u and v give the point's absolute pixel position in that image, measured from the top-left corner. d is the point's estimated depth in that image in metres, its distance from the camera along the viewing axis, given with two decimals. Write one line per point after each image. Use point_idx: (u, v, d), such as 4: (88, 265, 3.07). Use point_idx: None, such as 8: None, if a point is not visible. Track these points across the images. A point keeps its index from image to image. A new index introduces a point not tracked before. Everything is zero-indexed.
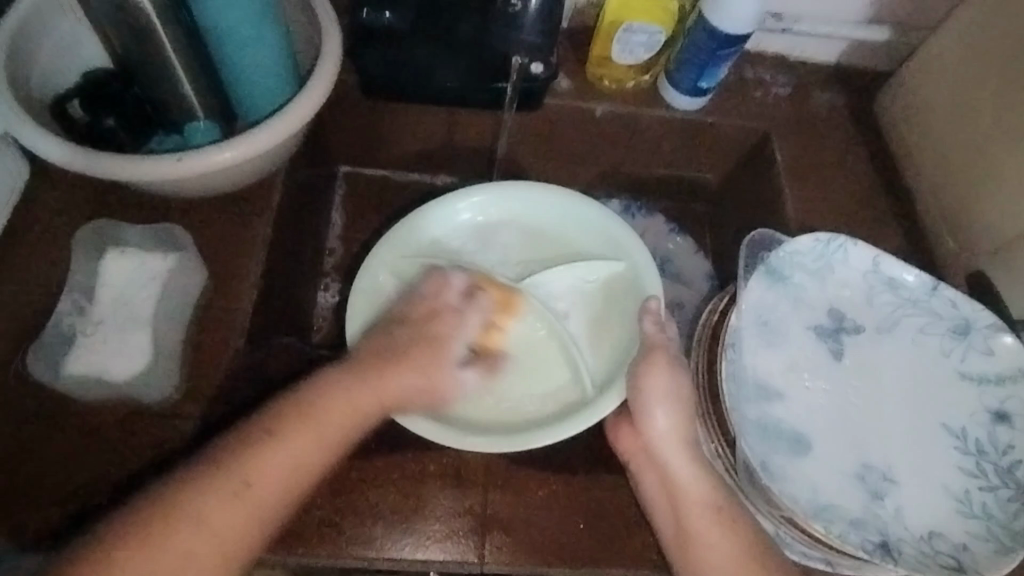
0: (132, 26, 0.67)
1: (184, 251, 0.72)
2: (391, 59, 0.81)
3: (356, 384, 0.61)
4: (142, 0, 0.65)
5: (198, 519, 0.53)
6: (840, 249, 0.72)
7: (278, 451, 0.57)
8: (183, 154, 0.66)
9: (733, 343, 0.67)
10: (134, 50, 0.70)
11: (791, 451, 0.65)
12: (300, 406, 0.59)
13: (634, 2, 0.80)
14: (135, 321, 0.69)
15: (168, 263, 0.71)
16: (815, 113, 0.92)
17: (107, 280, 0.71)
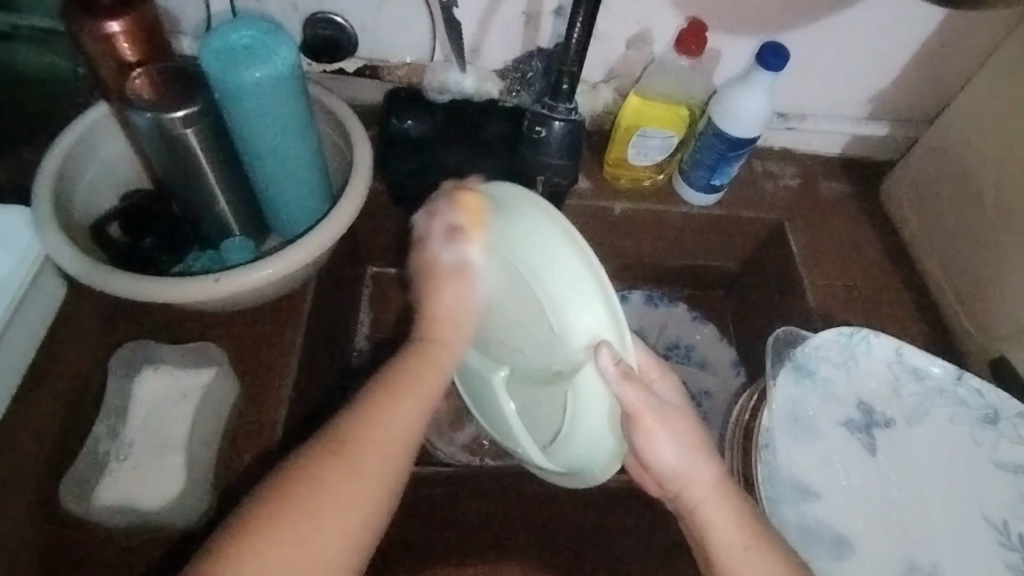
0: (176, 155, 0.71)
1: (220, 366, 0.72)
2: (418, 170, 0.85)
3: (422, 372, 0.57)
4: (187, 131, 0.68)
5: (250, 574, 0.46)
6: (863, 341, 0.73)
7: (341, 480, 0.50)
8: (222, 275, 0.68)
9: (767, 444, 0.67)
10: (176, 175, 0.73)
11: (834, 554, 0.65)
12: (368, 412, 0.54)
13: (647, 111, 0.85)
14: (166, 442, 0.68)
15: (203, 379, 0.71)
16: (825, 201, 0.96)
17: (140, 398, 0.71)
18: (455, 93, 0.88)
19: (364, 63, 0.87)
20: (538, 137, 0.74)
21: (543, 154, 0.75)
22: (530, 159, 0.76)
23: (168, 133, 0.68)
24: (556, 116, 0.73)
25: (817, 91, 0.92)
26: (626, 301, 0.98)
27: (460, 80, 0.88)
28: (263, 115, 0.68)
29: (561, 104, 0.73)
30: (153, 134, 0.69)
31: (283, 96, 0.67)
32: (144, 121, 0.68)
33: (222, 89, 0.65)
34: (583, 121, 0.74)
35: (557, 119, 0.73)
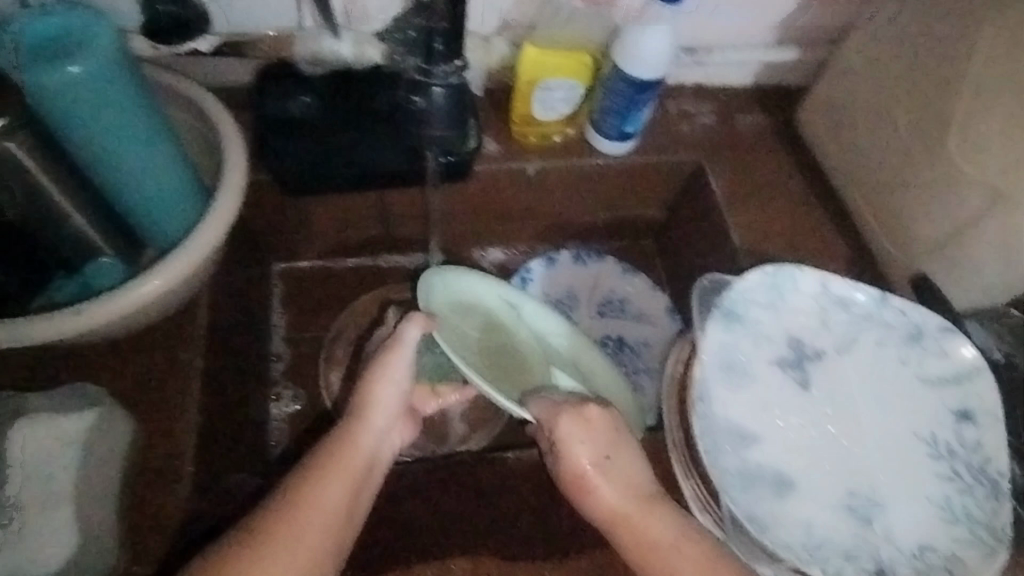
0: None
1: (105, 407, 0.64)
2: (307, 153, 0.78)
3: (356, 427, 0.65)
4: (12, 145, 0.57)
5: (310, 525, 0.55)
6: (789, 277, 0.72)
7: (350, 455, 0.62)
8: (85, 304, 0.61)
9: (702, 396, 0.66)
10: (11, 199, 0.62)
11: (777, 494, 0.65)
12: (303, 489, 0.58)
13: (546, 61, 0.80)
14: (57, 496, 0.60)
15: (86, 423, 0.63)
16: (741, 136, 0.93)
17: (13, 453, 0.62)
18: (334, 63, 0.81)
19: (222, 40, 0.78)
20: (417, 108, 0.67)
21: (427, 127, 0.68)
22: (415, 132, 0.69)
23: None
24: (434, 80, 0.65)
25: (721, 21, 0.88)
26: (553, 263, 0.95)
27: (336, 49, 0.80)
28: (98, 116, 0.60)
29: (438, 67, 0.65)
30: None
31: (116, 90, 0.60)
32: None
33: (38, 92, 0.57)
34: (464, 83, 0.67)
35: (435, 85, 0.66)
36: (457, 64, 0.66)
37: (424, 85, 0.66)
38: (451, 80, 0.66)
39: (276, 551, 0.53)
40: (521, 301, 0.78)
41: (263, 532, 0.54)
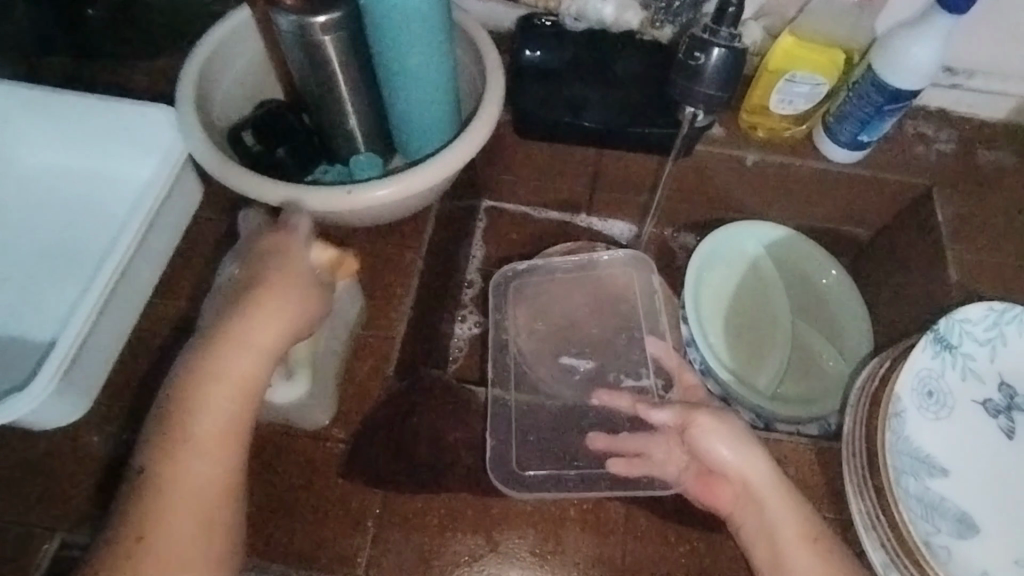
0: (313, 62, 0.74)
1: (350, 281, 0.72)
2: (547, 102, 0.84)
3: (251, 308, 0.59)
4: (326, 39, 0.71)
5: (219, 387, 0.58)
6: (1016, 320, 0.68)
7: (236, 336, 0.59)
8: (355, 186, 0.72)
9: (898, 413, 0.64)
10: (311, 83, 0.76)
11: (956, 531, 0.63)
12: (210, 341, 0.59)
13: (800, 53, 0.79)
14: None
15: (333, 292, 0.72)
16: (980, 171, 0.88)
17: None
18: (593, 21, 0.85)
19: None
20: (696, 63, 0.69)
21: (697, 82, 0.69)
22: (680, 87, 0.71)
23: (310, 41, 0.71)
24: (718, 41, 0.68)
25: (993, 44, 0.83)
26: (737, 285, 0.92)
27: (599, 8, 0.84)
28: (405, 32, 0.70)
29: (725, 29, 0.68)
30: (297, 43, 0.72)
31: (425, 15, 0.70)
32: (289, 27, 0.71)
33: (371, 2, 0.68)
34: (745, 49, 0.68)
35: (718, 44, 0.68)
36: (738, 31, 0.69)
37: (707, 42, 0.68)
38: (734, 43, 0.68)
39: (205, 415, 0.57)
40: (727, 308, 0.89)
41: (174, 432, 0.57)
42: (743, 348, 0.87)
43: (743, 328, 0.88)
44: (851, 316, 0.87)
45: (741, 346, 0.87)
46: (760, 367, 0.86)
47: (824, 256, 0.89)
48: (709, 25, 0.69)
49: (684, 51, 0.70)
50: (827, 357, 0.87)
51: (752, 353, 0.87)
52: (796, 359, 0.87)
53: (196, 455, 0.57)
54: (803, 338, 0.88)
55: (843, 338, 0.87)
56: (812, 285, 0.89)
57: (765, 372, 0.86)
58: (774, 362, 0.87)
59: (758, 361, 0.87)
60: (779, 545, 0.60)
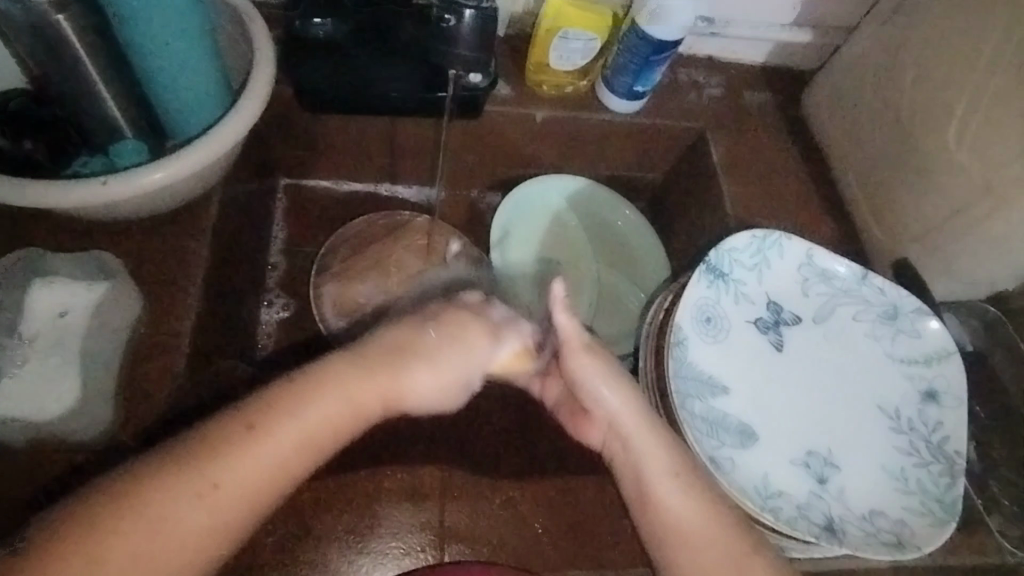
0: (44, 44, 0.64)
1: (117, 276, 0.69)
2: (328, 71, 0.81)
3: (370, 383, 0.51)
4: (60, 17, 0.62)
5: (330, 410, 0.49)
6: (776, 244, 0.75)
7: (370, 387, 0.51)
8: (110, 177, 0.64)
9: (679, 341, 0.68)
10: (48, 69, 0.67)
11: (739, 443, 0.67)
12: (345, 371, 0.50)
13: (567, 10, 0.81)
14: (68, 354, 0.67)
15: (98, 292, 0.69)
16: (746, 111, 0.96)
17: (31, 309, 0.68)
18: None
19: None
20: (448, 26, 0.78)
21: (453, 47, 0.79)
22: (439, 51, 0.79)
23: (38, 20, 0.62)
24: (468, 3, 0.77)
25: None
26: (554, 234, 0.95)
27: None
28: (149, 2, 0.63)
29: None
30: (21, 22, 0.62)
31: None
32: (5, 4, 0.61)
33: None
34: (494, 10, 0.77)
35: (466, 7, 0.77)
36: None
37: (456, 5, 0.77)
38: (483, 5, 0.77)
39: (303, 425, 0.48)
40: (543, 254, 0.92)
41: (250, 427, 0.46)
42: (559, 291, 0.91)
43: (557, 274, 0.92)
44: (650, 253, 0.94)
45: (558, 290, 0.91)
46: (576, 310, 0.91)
47: (617, 199, 0.94)
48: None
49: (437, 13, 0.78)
50: (631, 293, 0.93)
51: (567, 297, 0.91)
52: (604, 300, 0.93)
53: (205, 480, 0.44)
54: (609, 277, 0.94)
55: (643, 274, 0.94)
56: (611, 228, 0.95)
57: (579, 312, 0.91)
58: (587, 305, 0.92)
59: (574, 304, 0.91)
60: (643, 480, 0.55)
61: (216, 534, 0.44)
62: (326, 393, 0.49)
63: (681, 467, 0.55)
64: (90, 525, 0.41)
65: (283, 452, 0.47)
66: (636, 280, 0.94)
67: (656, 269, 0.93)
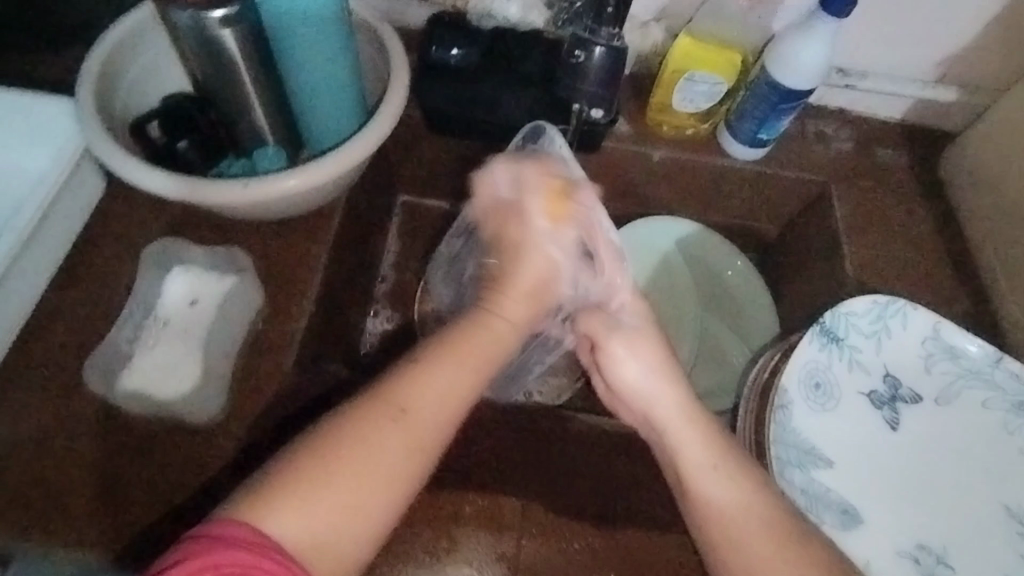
0: (212, 56, 0.70)
1: (245, 272, 0.74)
2: (458, 97, 0.84)
3: (494, 315, 0.58)
4: (225, 32, 0.68)
5: (476, 340, 0.56)
6: (899, 313, 0.70)
7: (497, 326, 0.58)
8: (250, 179, 0.69)
9: (784, 405, 0.65)
10: (212, 78, 0.73)
11: (842, 523, 0.62)
12: (479, 318, 0.58)
13: (695, 53, 0.81)
14: (193, 339, 0.71)
15: (226, 284, 0.73)
16: (877, 168, 0.91)
17: (166, 295, 0.73)
18: (500, 20, 0.86)
19: None
20: (579, 62, 0.75)
21: (583, 81, 0.75)
22: (567, 84, 0.76)
23: (207, 35, 0.68)
24: (599, 39, 0.74)
25: (883, 47, 0.86)
26: (662, 271, 0.93)
27: (505, 6, 0.86)
28: (302, 18, 0.68)
29: (604, 28, 0.74)
30: (193, 35, 0.68)
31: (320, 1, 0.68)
32: (186, 20, 0.67)
33: None
34: (625, 47, 0.74)
35: (598, 44, 0.74)
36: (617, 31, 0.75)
37: (588, 41, 0.74)
38: (617, 42, 0.74)
39: (452, 367, 0.53)
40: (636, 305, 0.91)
41: (438, 351, 0.55)
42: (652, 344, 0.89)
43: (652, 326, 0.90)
44: (756, 306, 0.91)
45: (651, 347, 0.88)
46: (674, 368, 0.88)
47: (731, 249, 0.92)
48: (586, 27, 0.75)
49: (567, 47, 0.75)
50: (736, 345, 0.90)
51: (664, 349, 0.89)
52: (706, 350, 0.90)
53: (386, 418, 0.50)
54: (710, 325, 0.91)
55: (750, 325, 0.91)
56: (720, 278, 0.93)
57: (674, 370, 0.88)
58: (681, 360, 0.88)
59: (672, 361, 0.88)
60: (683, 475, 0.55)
61: (434, 435, 0.51)
62: (472, 331, 0.56)
63: (719, 459, 0.55)
64: (299, 463, 0.47)
65: (446, 382, 0.53)
66: (741, 332, 0.91)
67: (763, 322, 0.90)
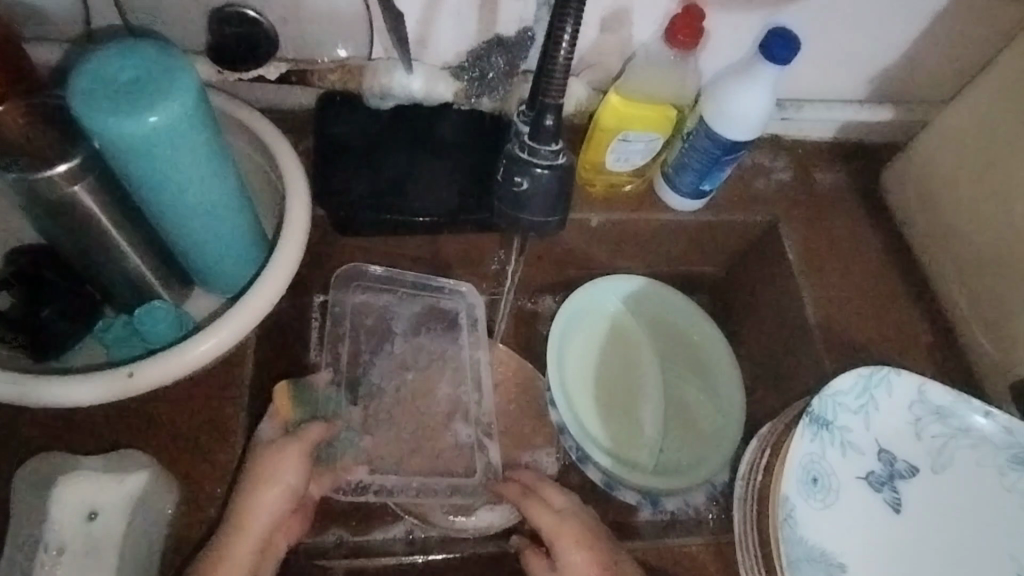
0: (54, 214, 0.58)
1: (151, 469, 0.62)
2: (363, 194, 0.72)
3: (245, 508, 0.59)
4: (75, 189, 0.56)
5: (252, 527, 0.59)
6: (884, 381, 0.64)
7: (252, 525, 0.59)
8: (137, 366, 0.58)
9: (788, 518, 0.59)
10: (70, 240, 0.61)
11: None
12: (240, 501, 0.60)
13: (627, 110, 0.73)
14: (100, 562, 0.61)
15: (131, 487, 0.62)
16: (820, 196, 0.86)
17: (56, 516, 0.61)
18: (401, 98, 0.74)
19: (288, 67, 0.71)
20: (518, 189, 0.61)
21: (523, 212, 0.62)
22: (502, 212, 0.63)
23: (49, 194, 0.56)
24: (539, 162, 0.60)
25: (813, 72, 0.81)
26: (614, 336, 0.88)
27: (405, 83, 0.73)
28: (174, 160, 0.55)
29: (544, 148, 0.60)
30: (28, 195, 0.56)
31: (194, 137, 0.54)
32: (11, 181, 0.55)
33: (119, 136, 0.52)
34: (572, 167, 0.61)
35: (539, 165, 0.60)
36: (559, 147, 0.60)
37: (525, 163, 0.60)
38: (558, 160, 0.61)
39: (236, 557, 0.58)
40: (595, 378, 0.85)
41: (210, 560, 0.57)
42: (615, 417, 0.84)
43: (614, 399, 0.85)
44: (718, 360, 0.86)
45: (614, 422, 0.83)
46: (642, 439, 0.83)
47: (697, 312, 0.87)
48: (526, 141, 0.60)
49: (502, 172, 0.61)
50: (705, 401, 0.85)
51: (629, 421, 0.84)
52: (675, 412, 0.85)
53: None
54: (678, 385, 0.86)
55: (718, 380, 0.85)
56: (684, 340, 0.88)
57: (643, 442, 0.83)
58: (649, 429, 0.84)
59: (640, 433, 0.83)
60: None
61: None
62: (256, 509, 0.60)
63: None
64: None
65: None
66: (709, 388, 0.86)
67: (732, 377, 0.84)
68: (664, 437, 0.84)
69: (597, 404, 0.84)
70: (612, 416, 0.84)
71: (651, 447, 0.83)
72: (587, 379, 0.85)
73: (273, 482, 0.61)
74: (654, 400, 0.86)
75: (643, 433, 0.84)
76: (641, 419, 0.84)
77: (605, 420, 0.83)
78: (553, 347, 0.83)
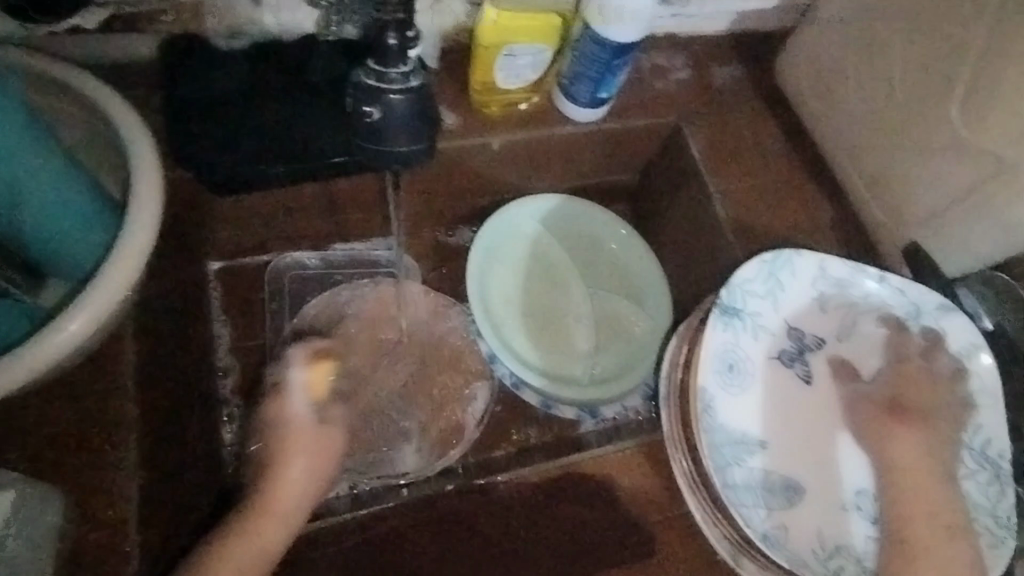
0: None
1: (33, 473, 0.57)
2: (236, 145, 0.68)
3: (278, 477, 0.63)
4: None
5: (289, 496, 0.62)
6: (786, 263, 0.67)
7: (285, 492, 0.62)
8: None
9: (708, 407, 0.62)
10: None
11: (786, 501, 0.63)
12: (267, 473, 0.63)
13: (508, 21, 0.69)
14: None
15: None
16: (717, 91, 0.86)
17: None
18: (255, 34, 0.69)
19: (111, 12, 0.64)
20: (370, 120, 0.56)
21: (382, 144, 0.56)
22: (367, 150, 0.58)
23: None
24: (390, 87, 0.55)
25: None
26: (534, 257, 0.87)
27: (256, 17, 0.68)
28: None
29: (393, 70, 0.55)
30: None
31: None
32: None
33: None
34: (425, 88, 0.56)
35: (392, 91, 0.55)
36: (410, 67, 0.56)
37: (376, 91, 0.55)
38: (410, 82, 0.56)
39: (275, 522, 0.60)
40: (520, 300, 0.85)
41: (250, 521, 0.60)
42: (545, 336, 0.84)
43: (542, 318, 0.85)
44: (637, 265, 0.87)
45: (544, 341, 0.83)
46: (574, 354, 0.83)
47: (611, 219, 0.88)
48: (372, 68, 0.55)
49: (351, 104, 0.57)
50: (630, 307, 0.86)
51: (560, 338, 0.84)
52: (602, 323, 0.86)
53: None
54: (602, 295, 0.87)
55: (640, 284, 0.87)
56: (603, 252, 0.88)
57: (576, 356, 0.83)
58: (580, 343, 0.84)
59: (572, 348, 0.83)
60: None
61: None
62: (288, 479, 0.63)
63: None
64: None
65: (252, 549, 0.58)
66: (632, 293, 0.87)
67: (653, 281, 0.86)
68: (595, 348, 0.84)
69: (526, 326, 0.83)
70: (542, 335, 0.84)
71: (584, 359, 0.83)
72: (513, 302, 0.84)
73: (303, 454, 0.64)
74: (581, 313, 0.86)
75: (574, 347, 0.84)
76: (571, 333, 0.84)
77: (535, 341, 0.83)
78: (473, 276, 0.82)
